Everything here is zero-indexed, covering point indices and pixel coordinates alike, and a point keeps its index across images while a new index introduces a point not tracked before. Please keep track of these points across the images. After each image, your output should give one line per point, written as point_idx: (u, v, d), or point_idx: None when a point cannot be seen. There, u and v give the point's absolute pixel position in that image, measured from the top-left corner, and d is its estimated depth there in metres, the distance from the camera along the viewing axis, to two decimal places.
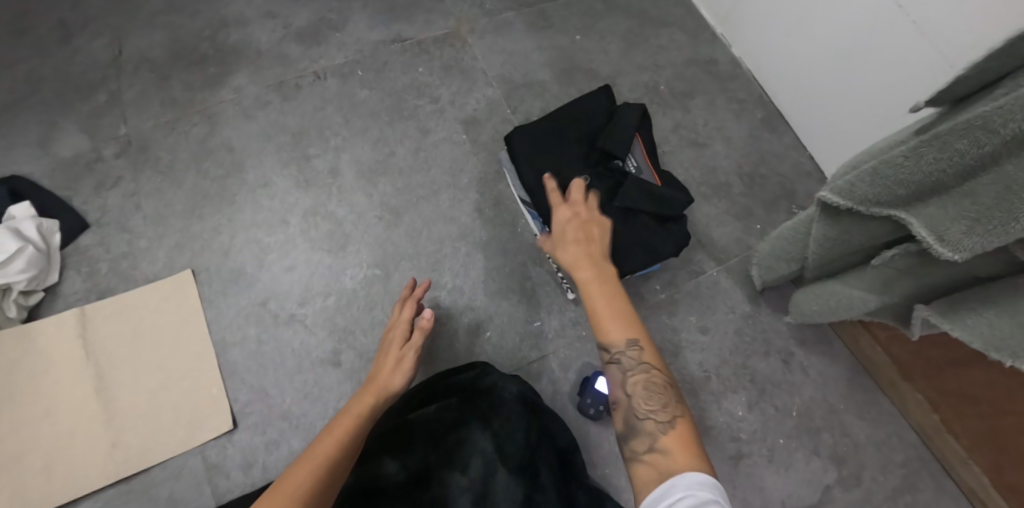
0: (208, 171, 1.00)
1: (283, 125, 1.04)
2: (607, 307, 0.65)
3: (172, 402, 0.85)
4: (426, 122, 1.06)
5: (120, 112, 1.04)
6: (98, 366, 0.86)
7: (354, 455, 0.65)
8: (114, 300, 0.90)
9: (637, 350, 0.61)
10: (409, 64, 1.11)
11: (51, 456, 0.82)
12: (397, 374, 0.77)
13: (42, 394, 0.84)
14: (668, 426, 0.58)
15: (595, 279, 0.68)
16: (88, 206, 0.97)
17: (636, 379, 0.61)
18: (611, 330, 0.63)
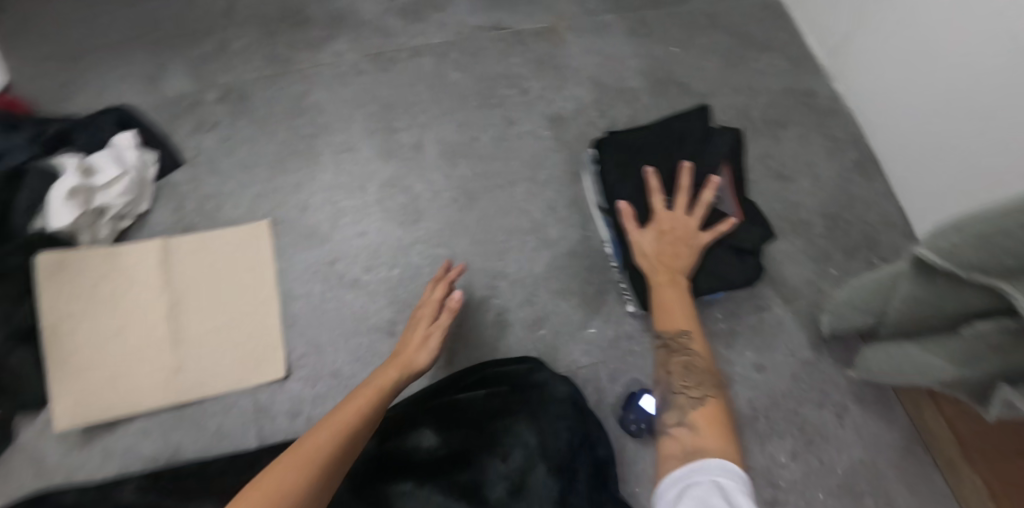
0: (298, 128, 1.03)
1: (375, 95, 1.06)
2: (672, 302, 0.77)
3: (233, 342, 0.89)
4: (513, 113, 1.06)
5: (226, 61, 1.10)
6: (171, 295, 0.90)
7: (373, 425, 0.66)
8: (196, 236, 0.94)
9: (687, 337, 0.73)
10: (504, 53, 1.11)
11: (118, 371, 0.87)
12: (422, 352, 0.77)
13: (118, 312, 0.89)
14: (698, 403, 0.67)
15: (669, 281, 0.79)
16: (186, 144, 1.03)
17: (679, 362, 0.72)
18: (668, 319, 0.75)
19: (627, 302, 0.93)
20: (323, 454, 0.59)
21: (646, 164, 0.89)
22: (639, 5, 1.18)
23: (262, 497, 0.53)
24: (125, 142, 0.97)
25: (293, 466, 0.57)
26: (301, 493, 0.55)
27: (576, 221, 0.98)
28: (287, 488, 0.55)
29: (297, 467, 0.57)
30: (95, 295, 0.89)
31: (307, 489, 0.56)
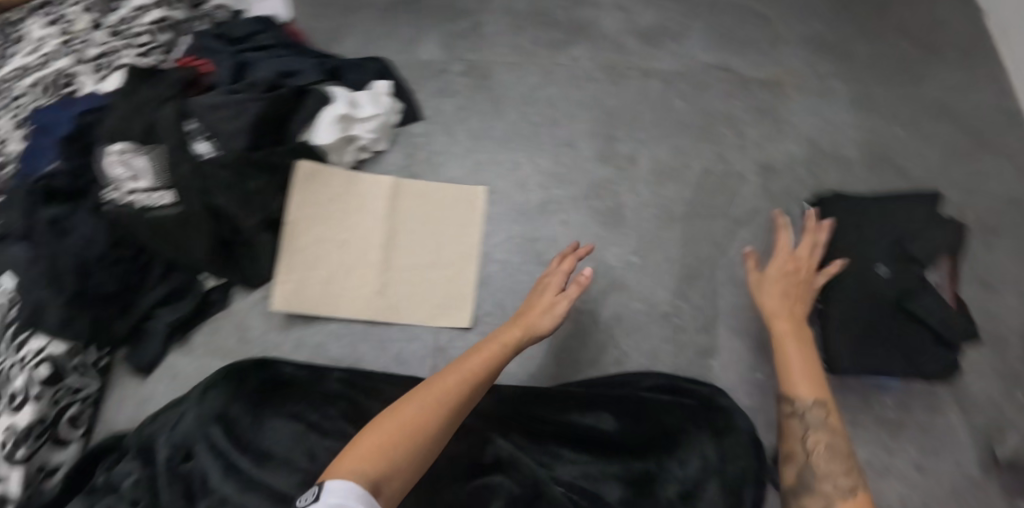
0: (529, 114, 1.12)
1: (601, 102, 1.13)
2: (800, 366, 0.78)
3: (431, 286, 0.98)
4: (727, 152, 1.09)
5: (475, 41, 1.20)
6: (391, 229, 1.00)
7: (491, 377, 0.73)
8: (423, 183, 1.04)
9: (822, 410, 0.75)
10: (729, 93, 1.15)
11: (332, 278, 0.98)
12: (546, 317, 0.81)
13: (344, 229, 1.00)
14: (846, 492, 0.69)
15: (792, 337, 0.81)
16: (426, 103, 1.14)
17: (817, 438, 0.74)
18: (797, 387, 0.77)
19: None
20: (445, 397, 0.67)
21: (863, 235, 0.92)
22: (872, 78, 1.17)
23: (393, 426, 0.63)
24: (382, 89, 1.09)
25: (423, 403, 0.66)
26: (426, 429, 0.64)
27: (765, 269, 1.01)
28: (414, 423, 0.64)
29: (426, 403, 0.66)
30: (329, 209, 1.00)
31: (431, 426, 0.64)
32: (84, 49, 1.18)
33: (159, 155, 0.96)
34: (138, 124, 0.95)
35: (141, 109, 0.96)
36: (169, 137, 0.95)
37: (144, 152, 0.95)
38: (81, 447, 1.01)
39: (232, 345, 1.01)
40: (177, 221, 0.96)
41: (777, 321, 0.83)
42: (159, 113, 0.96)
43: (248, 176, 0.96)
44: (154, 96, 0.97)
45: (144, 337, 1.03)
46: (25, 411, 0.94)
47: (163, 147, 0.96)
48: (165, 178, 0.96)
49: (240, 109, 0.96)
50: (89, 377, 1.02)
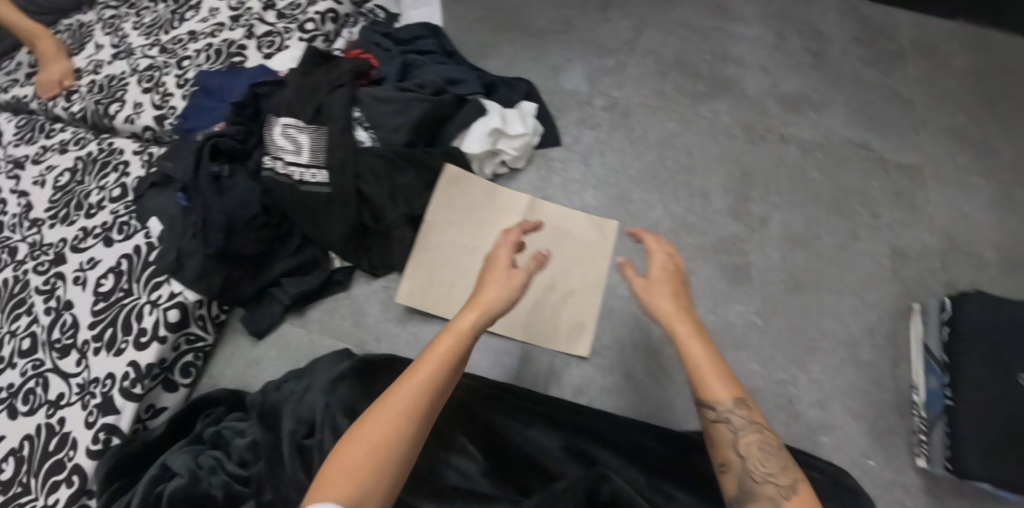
0: (666, 159, 1.13)
1: (738, 159, 1.13)
2: (702, 363, 0.72)
3: (552, 307, 0.98)
4: (859, 230, 1.08)
5: (618, 78, 1.22)
6: (521, 245, 1.02)
7: (456, 365, 0.70)
8: (557, 208, 1.06)
9: (745, 410, 0.69)
10: (867, 172, 1.14)
11: (457, 282, 1.01)
12: (500, 289, 0.73)
13: (476, 237, 1.03)
14: (789, 492, 0.64)
15: (693, 334, 0.73)
16: (566, 130, 1.16)
17: (748, 439, 0.68)
18: (714, 390, 0.70)
19: (917, 455, 0.92)
20: (410, 406, 0.65)
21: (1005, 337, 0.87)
22: (1014, 179, 1.15)
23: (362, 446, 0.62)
24: (530, 110, 1.12)
25: (390, 414, 0.64)
26: (392, 444, 0.63)
27: (888, 356, 1.00)
28: (380, 441, 0.62)
29: (393, 412, 0.64)
30: (466, 215, 1.03)
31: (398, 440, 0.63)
32: (255, 26, 1.24)
33: (321, 136, 1.00)
34: (308, 104, 1.01)
35: (314, 91, 1.01)
36: (336, 121, 0.99)
37: (308, 130, 1.00)
38: (185, 395, 1.04)
39: (346, 327, 1.03)
40: (323, 201, 1.00)
41: (673, 319, 0.75)
42: (330, 97, 1.01)
43: (399, 171, 1.00)
44: (327, 81, 1.02)
45: (265, 301, 1.05)
46: (150, 349, 0.97)
47: (326, 129, 1.00)
48: (322, 159, 1.00)
49: (404, 107, 1.00)
50: (207, 330, 1.05)
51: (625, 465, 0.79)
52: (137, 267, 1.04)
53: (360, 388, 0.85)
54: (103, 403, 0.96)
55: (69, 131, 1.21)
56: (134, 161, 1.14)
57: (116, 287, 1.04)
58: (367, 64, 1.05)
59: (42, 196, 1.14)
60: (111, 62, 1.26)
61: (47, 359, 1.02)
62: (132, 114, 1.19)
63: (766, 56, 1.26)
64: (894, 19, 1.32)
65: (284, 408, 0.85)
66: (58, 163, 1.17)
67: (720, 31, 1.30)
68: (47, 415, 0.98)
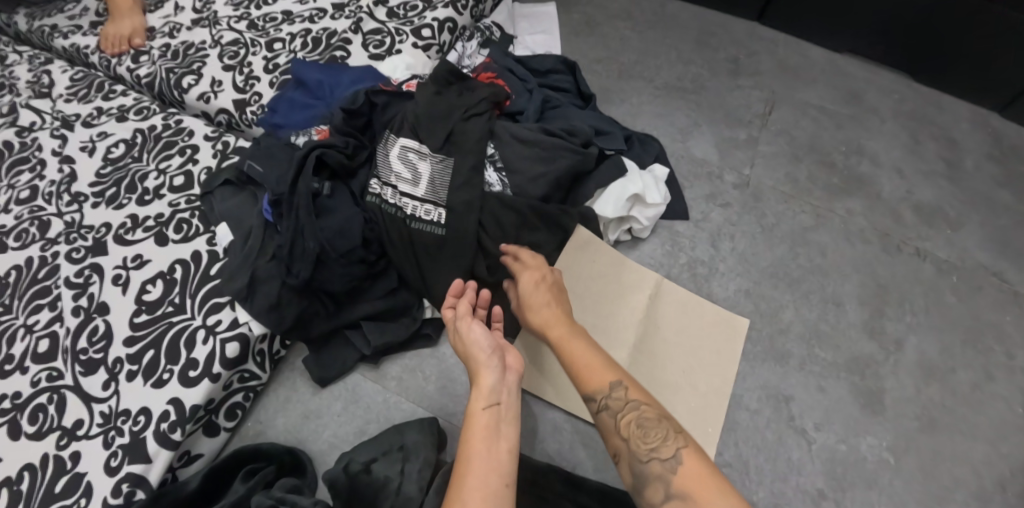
0: (798, 255, 1.03)
1: (872, 268, 1.05)
2: (579, 360, 0.71)
3: (675, 408, 0.87)
4: (993, 370, 1.00)
5: (750, 156, 1.14)
6: (644, 330, 0.91)
7: (496, 464, 0.59)
8: (684, 293, 0.95)
9: (623, 389, 0.67)
10: (1001, 304, 1.06)
11: None
12: (485, 365, 0.67)
13: (597, 314, 0.91)
14: (672, 461, 0.60)
15: (567, 334, 0.74)
16: (695, 204, 1.06)
17: (627, 418, 0.65)
18: (593, 379, 0.69)
19: None
20: (482, 493, 0.57)
21: None
22: None
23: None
24: (663, 174, 1.00)
25: None
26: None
27: None
28: None
29: None
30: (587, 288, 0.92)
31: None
32: (363, 20, 1.11)
33: (448, 168, 0.86)
34: (438, 130, 0.87)
35: (447, 116, 0.88)
36: (470, 157, 0.86)
37: (431, 159, 0.86)
38: (225, 441, 0.87)
39: (430, 392, 0.89)
40: (435, 244, 0.85)
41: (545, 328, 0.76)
42: (465, 127, 0.88)
43: (530, 227, 0.86)
44: (464, 107, 0.89)
45: (337, 344, 0.90)
46: (199, 387, 0.81)
47: (453, 162, 0.86)
48: (442, 196, 0.85)
49: (547, 154, 0.87)
50: (263, 368, 0.88)
51: None
52: (193, 279, 0.87)
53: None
54: (132, 445, 0.78)
55: (132, 97, 1.05)
56: (204, 147, 0.98)
57: (165, 300, 0.86)
58: (504, 94, 0.92)
59: (88, 167, 0.97)
60: (191, 28, 1.11)
61: (67, 372, 0.83)
62: (209, 93, 1.04)
63: (900, 157, 1.21)
64: None
65: (380, 500, 0.72)
66: (113, 131, 1.01)
67: (855, 120, 1.24)
68: (57, 446, 0.78)
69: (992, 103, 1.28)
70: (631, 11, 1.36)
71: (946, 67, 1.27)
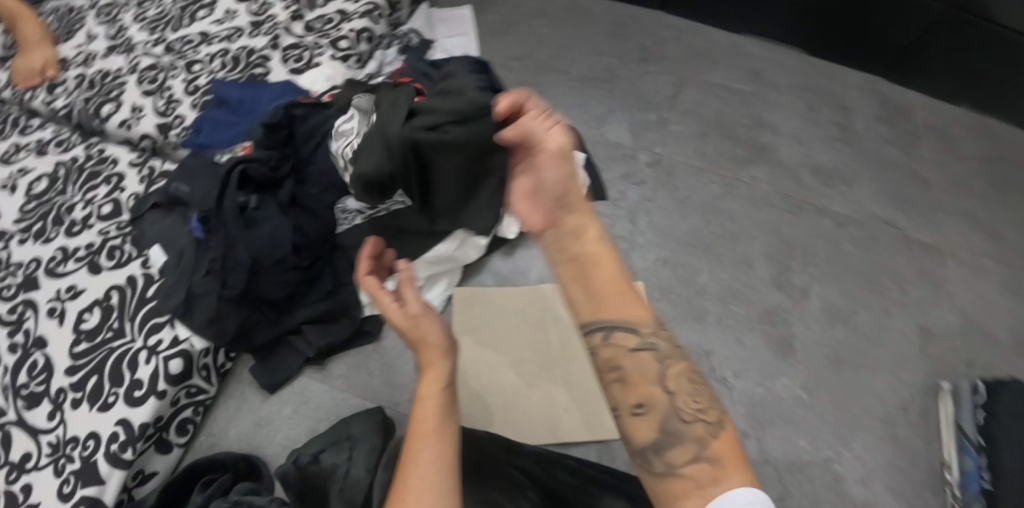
0: (711, 222, 1.12)
1: (779, 228, 1.14)
2: (600, 276, 0.56)
3: None
4: (890, 308, 1.11)
5: (664, 136, 1.22)
6: (557, 338, 0.98)
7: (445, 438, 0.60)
8: None
9: (665, 332, 0.55)
10: (893, 250, 1.18)
11: (510, 397, 0.94)
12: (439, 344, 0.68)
13: (514, 346, 0.98)
14: (715, 427, 0.50)
15: (600, 242, 0.57)
16: (612, 184, 1.13)
17: (671, 368, 0.53)
18: (625, 306, 0.55)
19: None
20: (420, 470, 0.56)
21: None
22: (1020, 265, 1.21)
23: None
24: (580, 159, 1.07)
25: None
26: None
27: (920, 433, 1.01)
28: None
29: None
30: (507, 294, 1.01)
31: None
32: (279, 36, 1.14)
33: (383, 137, 0.74)
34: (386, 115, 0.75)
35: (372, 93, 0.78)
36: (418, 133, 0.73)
37: (369, 118, 0.81)
38: (179, 457, 0.89)
39: (375, 385, 0.93)
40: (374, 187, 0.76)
41: (575, 236, 0.58)
42: (395, 105, 0.76)
43: None
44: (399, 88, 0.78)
45: (281, 351, 0.94)
46: (145, 406, 0.83)
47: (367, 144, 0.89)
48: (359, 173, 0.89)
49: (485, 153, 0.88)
50: (209, 382, 0.91)
51: None
52: (129, 303, 0.88)
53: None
54: (83, 469, 0.80)
55: (50, 130, 1.06)
56: (129, 173, 0.99)
57: (104, 325, 0.87)
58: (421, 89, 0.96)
59: (12, 205, 0.99)
60: (106, 56, 1.12)
61: (10, 408, 0.85)
62: (130, 119, 1.05)
63: (798, 126, 1.31)
64: (909, 101, 1.39)
65: (331, 487, 0.75)
66: (34, 167, 1.02)
67: (757, 96, 1.34)
68: (9, 480, 0.81)
69: (875, 68, 1.41)
70: (543, 9, 1.43)
71: (832, 39, 1.39)
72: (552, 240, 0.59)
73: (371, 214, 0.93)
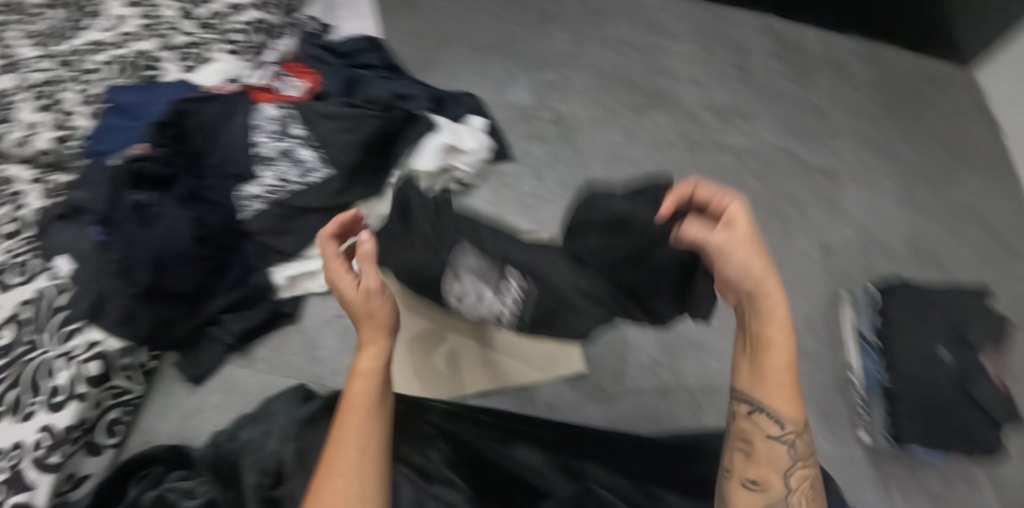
0: (616, 170, 1.16)
1: (681, 168, 1.19)
2: (780, 377, 0.57)
3: (536, 347, 0.99)
4: (791, 230, 1.17)
5: (565, 94, 1.25)
6: None
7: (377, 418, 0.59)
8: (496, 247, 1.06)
9: (799, 434, 0.58)
10: (792, 177, 1.23)
11: (435, 358, 0.97)
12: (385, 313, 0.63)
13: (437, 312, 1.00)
14: None
15: (778, 345, 0.57)
16: (516, 143, 1.16)
17: (801, 472, 0.58)
18: (787, 407, 0.57)
19: (860, 429, 1.02)
20: (342, 479, 0.55)
21: (929, 329, 0.97)
22: (911, 176, 1.28)
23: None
24: (481, 125, 1.11)
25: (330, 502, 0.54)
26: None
27: (825, 343, 1.08)
28: None
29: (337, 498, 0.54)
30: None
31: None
32: (169, 35, 1.13)
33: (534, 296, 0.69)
34: (464, 220, 0.72)
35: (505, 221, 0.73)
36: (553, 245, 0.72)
37: (505, 280, 0.69)
38: (112, 457, 0.91)
39: (299, 364, 0.96)
40: (537, 337, 0.79)
41: (761, 319, 0.57)
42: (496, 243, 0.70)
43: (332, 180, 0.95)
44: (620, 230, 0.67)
45: (204, 343, 0.96)
46: (67, 409, 0.84)
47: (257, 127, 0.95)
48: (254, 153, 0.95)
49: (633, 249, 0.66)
50: (133, 382, 0.93)
51: (619, 475, 0.78)
52: (41, 314, 0.88)
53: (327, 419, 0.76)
54: (8, 479, 0.79)
55: None
56: (29, 190, 0.99)
57: (18, 339, 0.86)
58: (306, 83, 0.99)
59: None
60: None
61: None
62: (26, 137, 1.02)
63: (697, 72, 1.35)
64: (801, 36, 1.44)
65: (245, 460, 0.75)
66: None
67: (656, 47, 1.38)
68: None
69: (766, 5, 1.45)
70: None
71: None
72: (743, 313, 0.59)
73: (271, 198, 0.95)
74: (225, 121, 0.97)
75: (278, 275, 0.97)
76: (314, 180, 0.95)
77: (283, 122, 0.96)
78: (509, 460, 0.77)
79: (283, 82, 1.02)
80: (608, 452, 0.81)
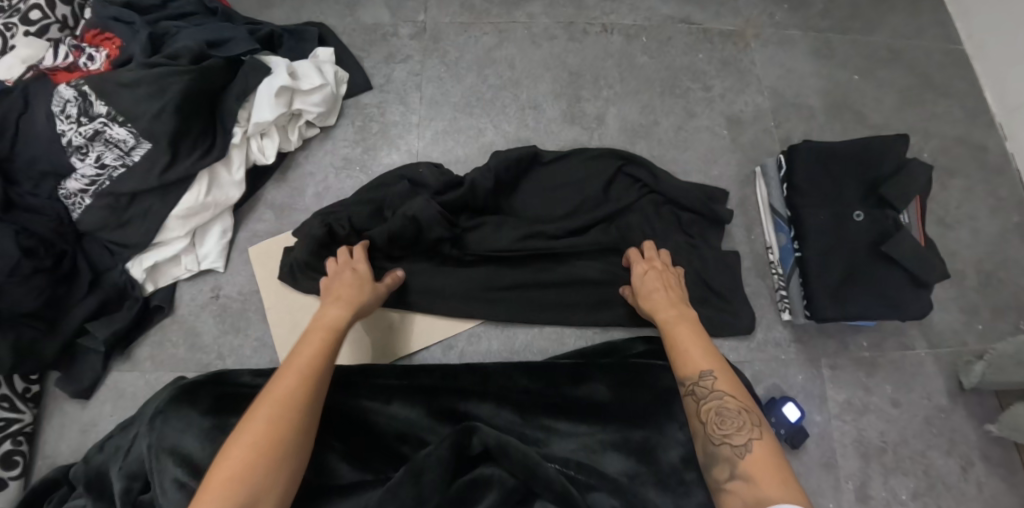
0: (487, 77, 1.05)
1: (563, 62, 1.06)
2: (684, 344, 0.73)
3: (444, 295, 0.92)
4: (694, 108, 1.05)
5: (423, 0, 1.09)
6: None
7: (326, 360, 0.68)
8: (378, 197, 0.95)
9: (712, 379, 0.68)
10: (692, 47, 1.09)
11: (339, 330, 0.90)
12: (361, 291, 0.79)
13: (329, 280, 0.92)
14: (745, 450, 0.62)
15: (674, 319, 0.77)
16: (375, 71, 1.04)
17: (709, 407, 0.66)
18: (684, 366, 0.70)
19: (782, 311, 0.95)
20: (283, 403, 0.61)
21: (840, 192, 0.89)
22: (828, 24, 1.13)
23: (241, 455, 0.57)
24: (328, 57, 1.00)
25: (274, 409, 0.61)
26: (276, 455, 0.58)
27: (742, 223, 1.00)
28: (272, 435, 0.59)
29: (279, 410, 0.61)
30: (292, 222, 0.97)
31: (287, 438, 0.60)
32: None
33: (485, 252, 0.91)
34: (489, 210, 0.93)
35: (565, 189, 0.95)
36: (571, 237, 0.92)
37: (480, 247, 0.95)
38: (20, 487, 0.85)
39: (182, 355, 0.91)
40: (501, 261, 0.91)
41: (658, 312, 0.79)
42: (490, 238, 0.91)
43: (157, 159, 0.86)
44: (575, 171, 0.96)
45: (80, 356, 0.89)
46: None
47: (55, 94, 0.85)
48: (58, 127, 0.85)
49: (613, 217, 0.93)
50: (20, 409, 0.87)
51: (504, 410, 0.78)
52: None
53: (174, 419, 0.69)
54: None
55: None
56: None
57: None
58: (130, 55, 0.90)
59: None
60: None
61: None
62: None
63: None
64: None
65: (114, 467, 0.73)
66: None
67: None
68: None
69: None
70: None
71: None
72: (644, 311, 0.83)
73: (96, 189, 0.86)
74: (23, 114, 0.86)
75: (136, 270, 0.90)
76: (136, 159, 0.86)
77: (81, 104, 0.85)
78: (390, 413, 0.76)
79: (86, 55, 0.91)
80: (494, 387, 0.80)
